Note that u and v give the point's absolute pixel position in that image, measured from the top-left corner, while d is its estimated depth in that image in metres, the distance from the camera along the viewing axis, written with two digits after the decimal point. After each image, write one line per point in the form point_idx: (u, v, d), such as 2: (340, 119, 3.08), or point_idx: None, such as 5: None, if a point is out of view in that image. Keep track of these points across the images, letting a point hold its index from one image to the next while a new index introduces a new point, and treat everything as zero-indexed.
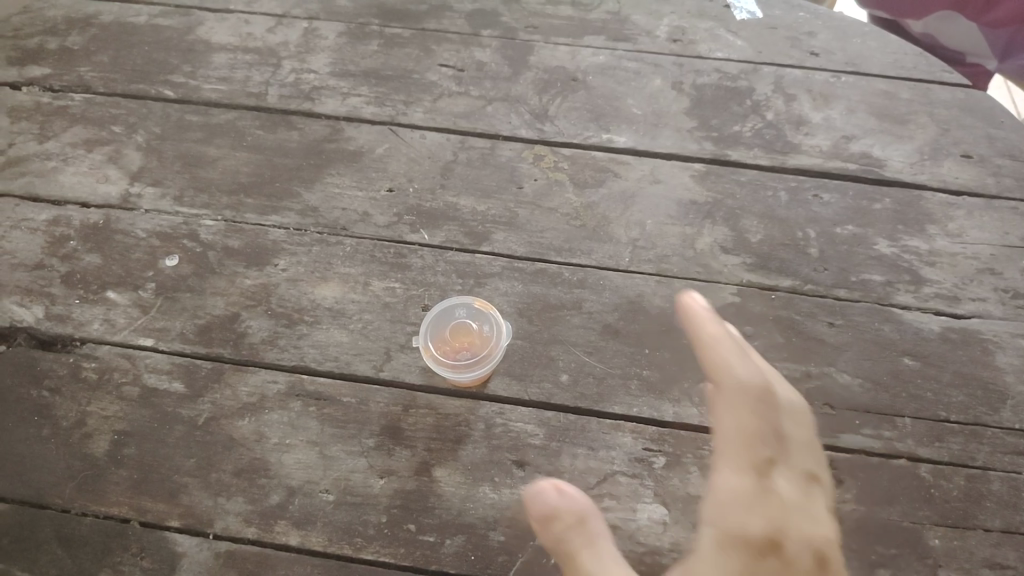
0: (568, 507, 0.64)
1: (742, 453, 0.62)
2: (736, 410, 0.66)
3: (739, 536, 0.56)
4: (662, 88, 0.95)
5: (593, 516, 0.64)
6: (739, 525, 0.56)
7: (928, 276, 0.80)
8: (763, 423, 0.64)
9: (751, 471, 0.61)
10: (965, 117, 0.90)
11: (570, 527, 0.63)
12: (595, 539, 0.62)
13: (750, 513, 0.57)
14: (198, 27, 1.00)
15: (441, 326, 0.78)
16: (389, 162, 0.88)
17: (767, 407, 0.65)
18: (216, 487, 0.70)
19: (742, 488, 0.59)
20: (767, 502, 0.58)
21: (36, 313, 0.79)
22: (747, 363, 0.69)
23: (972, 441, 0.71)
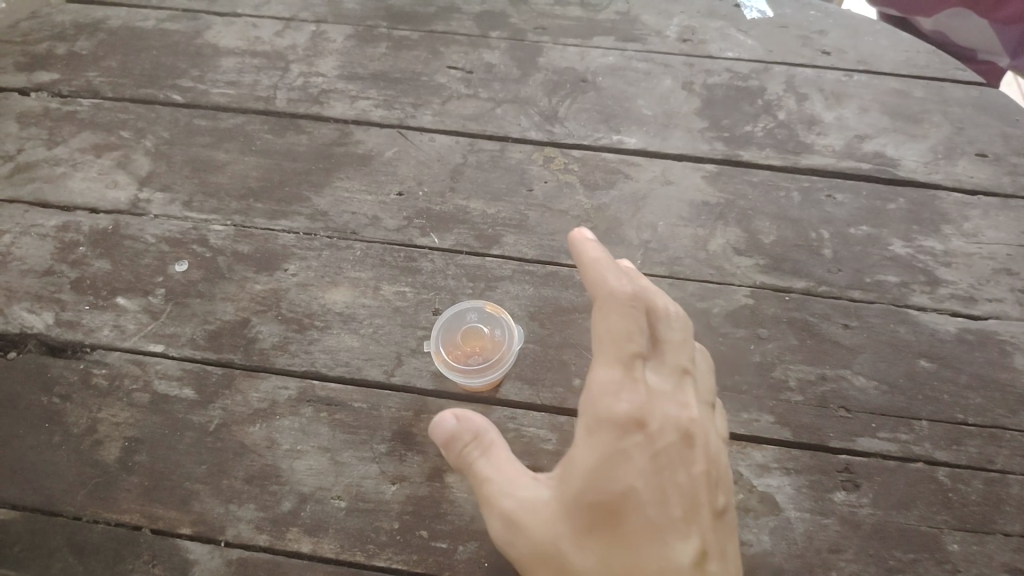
0: (465, 428, 0.59)
1: (613, 351, 0.54)
2: (617, 316, 0.55)
3: (609, 426, 0.53)
4: (673, 89, 0.94)
5: (491, 429, 0.60)
6: (606, 411, 0.53)
7: (945, 277, 0.79)
8: (639, 316, 0.55)
9: (622, 366, 0.54)
10: (979, 116, 0.90)
11: (470, 449, 0.58)
12: (493, 452, 0.58)
13: (621, 398, 0.53)
14: (206, 32, 1.00)
15: (452, 331, 0.77)
16: (399, 165, 0.88)
17: (632, 309, 0.55)
18: (227, 494, 0.69)
19: (611, 382, 0.54)
20: (638, 393, 0.54)
21: (46, 319, 0.78)
22: (620, 274, 0.56)
23: (991, 444, 0.70)
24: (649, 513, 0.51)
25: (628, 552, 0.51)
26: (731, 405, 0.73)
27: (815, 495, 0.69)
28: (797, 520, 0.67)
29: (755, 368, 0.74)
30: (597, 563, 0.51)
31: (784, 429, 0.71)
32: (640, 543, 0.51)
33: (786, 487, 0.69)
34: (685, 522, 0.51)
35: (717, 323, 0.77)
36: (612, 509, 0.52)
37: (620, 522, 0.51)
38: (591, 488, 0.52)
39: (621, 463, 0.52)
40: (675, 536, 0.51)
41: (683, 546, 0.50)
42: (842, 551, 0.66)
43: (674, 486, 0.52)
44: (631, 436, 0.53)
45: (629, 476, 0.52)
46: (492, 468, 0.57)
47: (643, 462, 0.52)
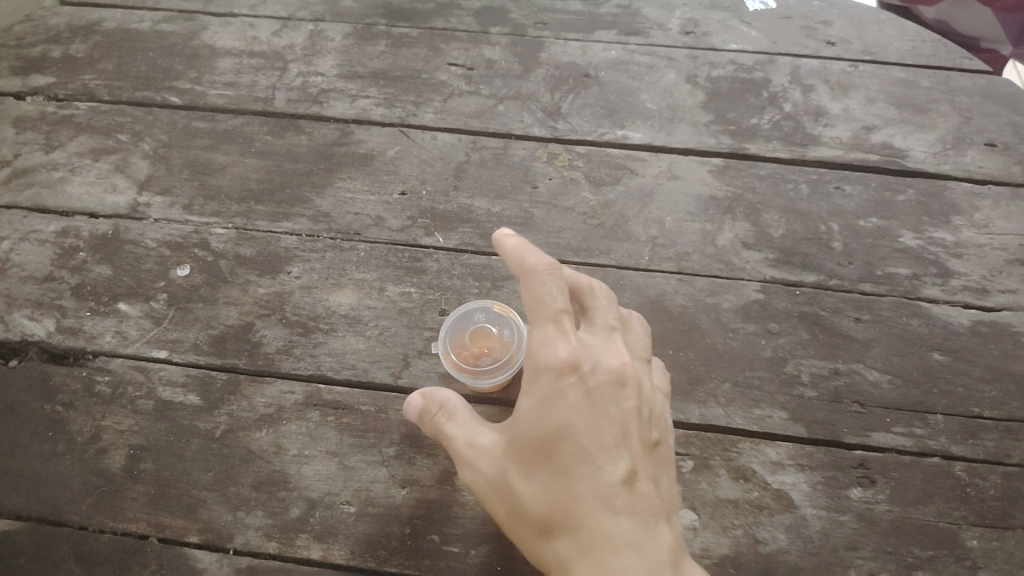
0: (431, 399, 0.63)
1: (541, 310, 0.57)
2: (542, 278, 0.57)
3: (545, 372, 0.56)
4: (677, 82, 0.93)
5: (454, 397, 0.63)
6: (542, 358, 0.56)
7: (957, 268, 0.78)
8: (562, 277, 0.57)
9: (552, 321, 0.57)
10: (988, 105, 0.89)
11: (435, 414, 0.63)
12: (455, 414, 0.62)
13: (554, 347, 0.56)
14: (203, 33, 0.99)
15: (461, 332, 0.75)
16: (401, 164, 0.87)
17: (555, 272, 0.57)
18: (235, 501, 0.68)
19: (543, 335, 0.57)
20: (569, 341, 0.56)
21: (46, 327, 0.77)
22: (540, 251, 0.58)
23: (1008, 437, 0.70)
24: (584, 443, 0.54)
25: (564, 478, 0.54)
26: (744, 402, 0.72)
27: (831, 492, 0.68)
28: (813, 518, 0.67)
29: (767, 364, 0.74)
30: (539, 490, 0.55)
31: (797, 425, 0.71)
32: (576, 470, 0.54)
33: (801, 484, 0.68)
34: (617, 449, 0.54)
35: (727, 319, 0.76)
36: (550, 443, 0.55)
37: (558, 453, 0.54)
38: (533, 425, 0.55)
39: (557, 401, 0.55)
40: (607, 462, 0.54)
41: (614, 470, 0.54)
42: (860, 549, 0.66)
43: (607, 419, 0.55)
44: (566, 377, 0.55)
45: (565, 412, 0.55)
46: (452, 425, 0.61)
47: (578, 399, 0.55)
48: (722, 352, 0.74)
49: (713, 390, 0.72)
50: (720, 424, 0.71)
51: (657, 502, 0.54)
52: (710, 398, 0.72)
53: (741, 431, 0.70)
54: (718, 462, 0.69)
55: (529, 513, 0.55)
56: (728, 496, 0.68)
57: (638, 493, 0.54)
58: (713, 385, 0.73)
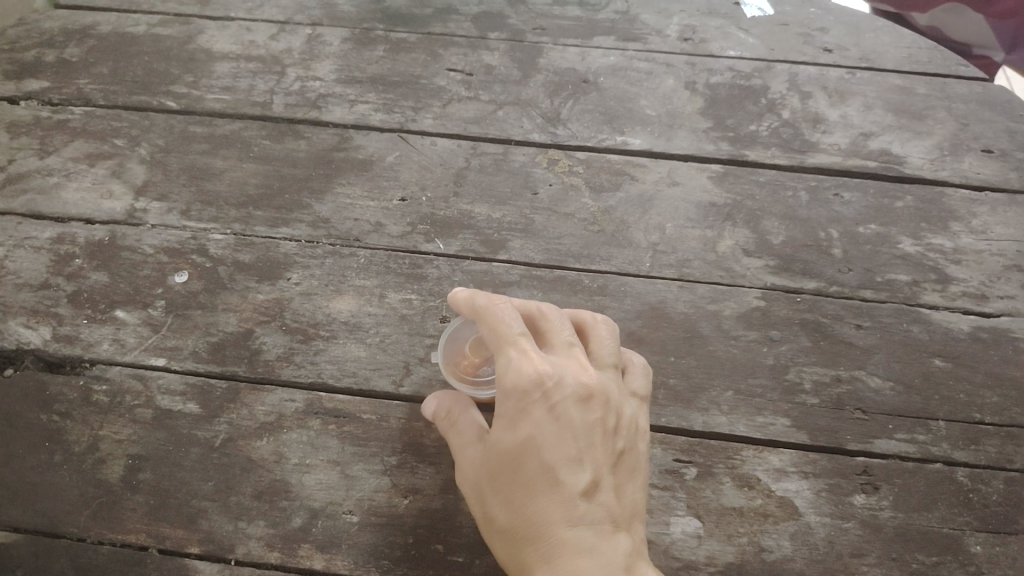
0: (438, 405, 0.65)
1: (495, 335, 0.58)
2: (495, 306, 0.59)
3: (505, 392, 0.56)
4: (676, 89, 0.93)
5: (457, 402, 0.64)
6: (502, 380, 0.57)
7: (956, 274, 0.79)
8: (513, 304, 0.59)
9: (508, 345, 0.57)
10: (984, 112, 0.89)
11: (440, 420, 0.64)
12: (456, 419, 0.63)
13: (510, 368, 0.56)
14: (199, 37, 0.98)
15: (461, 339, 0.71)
16: (400, 170, 0.86)
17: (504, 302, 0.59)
18: (236, 511, 0.68)
19: (500, 358, 0.57)
20: (526, 360, 0.57)
21: (42, 335, 0.76)
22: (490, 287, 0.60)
23: (1010, 443, 0.70)
24: (546, 457, 0.55)
25: (528, 491, 0.55)
26: (747, 409, 0.72)
27: (835, 499, 0.68)
28: (817, 525, 0.67)
29: (769, 371, 0.74)
30: (506, 502, 0.56)
31: (800, 432, 0.71)
32: (538, 484, 0.55)
33: (805, 491, 0.68)
34: (577, 462, 0.55)
35: (729, 326, 0.76)
36: (516, 459, 0.56)
37: (522, 467, 0.56)
38: (500, 441, 0.57)
39: (520, 418, 0.56)
40: (568, 475, 0.55)
41: (574, 483, 0.55)
42: (865, 556, 0.66)
43: (568, 433, 0.56)
44: (527, 396, 0.56)
45: (528, 428, 0.56)
46: (449, 431, 0.63)
47: (540, 416, 0.56)
48: (724, 358, 0.74)
49: (715, 397, 0.72)
50: (723, 431, 0.71)
51: (618, 512, 0.55)
52: (713, 405, 0.72)
53: (744, 439, 0.70)
54: (721, 470, 0.69)
55: (496, 522, 0.57)
56: (733, 504, 0.68)
57: (597, 504, 0.55)
58: (716, 392, 0.73)
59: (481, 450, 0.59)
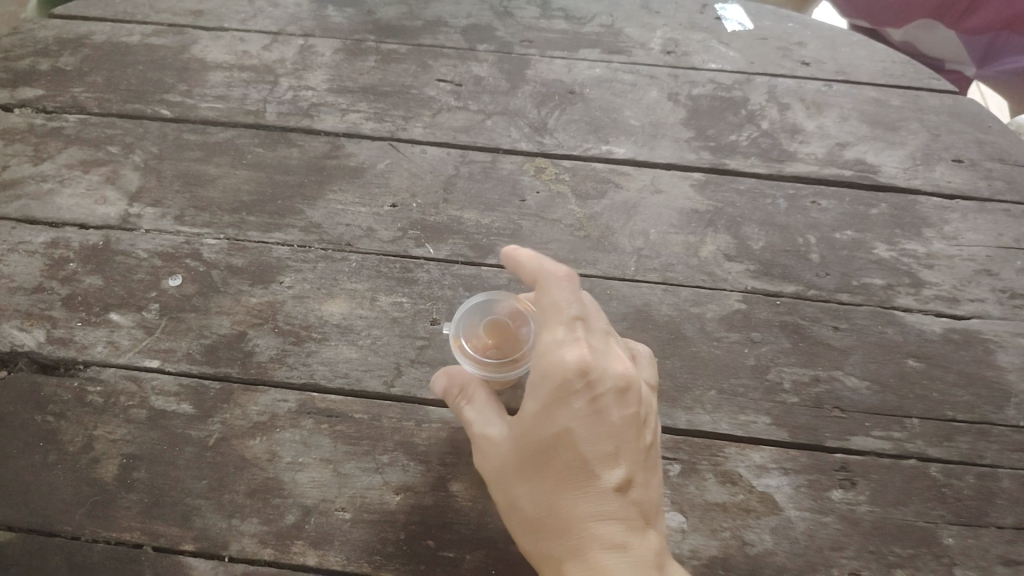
0: (451, 382, 0.67)
1: (557, 314, 0.61)
2: (560, 288, 0.62)
3: (553, 374, 0.58)
4: (659, 100, 0.96)
5: (472, 381, 0.67)
6: (553, 360, 0.58)
7: (928, 279, 0.82)
8: (577, 289, 0.62)
9: (566, 326, 0.60)
10: (955, 123, 0.93)
11: (456, 398, 0.66)
12: (474, 398, 0.65)
13: (564, 349, 0.58)
14: (193, 47, 1.00)
15: (473, 326, 0.73)
16: (391, 177, 0.88)
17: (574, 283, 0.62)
18: (229, 508, 0.69)
19: (554, 340, 0.59)
20: (578, 344, 0.59)
21: (37, 337, 0.77)
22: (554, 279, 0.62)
23: (982, 439, 0.73)
24: (583, 449, 0.57)
25: (562, 481, 0.57)
26: (729, 407, 0.74)
27: (814, 494, 0.70)
28: (798, 519, 0.69)
29: (751, 371, 0.76)
30: (537, 490, 0.58)
31: (781, 430, 0.73)
32: (573, 475, 0.56)
33: (785, 487, 0.70)
34: (614, 457, 0.57)
35: (711, 327, 0.78)
36: (552, 449, 0.57)
37: (558, 456, 0.57)
38: (536, 426, 0.58)
39: (561, 405, 0.57)
40: (603, 468, 0.56)
41: (610, 478, 0.56)
42: (843, 549, 0.68)
43: (606, 428, 0.57)
44: (572, 383, 0.57)
45: (567, 419, 0.57)
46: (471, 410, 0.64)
47: (582, 405, 0.57)
48: (707, 359, 0.77)
49: (698, 396, 0.75)
50: (706, 429, 0.73)
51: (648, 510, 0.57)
52: (696, 404, 0.74)
53: (727, 436, 0.73)
54: (705, 466, 0.71)
55: (525, 509, 0.58)
56: (716, 499, 0.70)
57: (629, 501, 0.56)
58: (699, 392, 0.75)
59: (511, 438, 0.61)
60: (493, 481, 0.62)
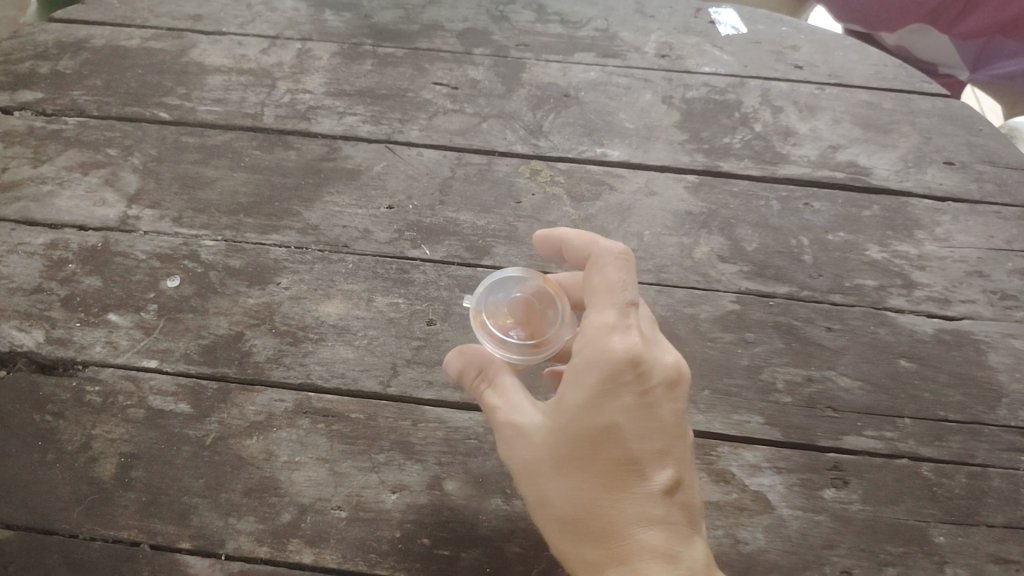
0: (470, 361, 0.63)
1: (608, 294, 0.57)
2: (612, 266, 0.58)
3: (603, 363, 0.55)
4: (653, 103, 0.97)
5: (492, 361, 0.63)
6: (605, 348, 0.55)
7: (920, 280, 0.83)
8: (631, 270, 0.59)
9: (619, 309, 0.56)
10: (946, 126, 0.94)
11: (475, 378, 0.63)
12: (497, 382, 0.62)
13: (615, 335, 0.55)
14: (191, 50, 1.01)
15: (496, 301, 0.69)
16: (387, 179, 0.89)
17: (627, 262, 0.59)
18: (226, 507, 0.69)
19: (604, 324, 0.56)
20: (630, 332, 0.56)
21: (36, 337, 0.78)
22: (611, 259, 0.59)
23: (972, 439, 0.73)
24: (631, 447, 0.54)
25: (607, 481, 0.54)
26: (722, 407, 0.75)
27: (806, 493, 0.71)
28: (790, 518, 0.69)
29: (744, 371, 0.77)
30: (576, 487, 0.55)
31: (774, 429, 0.74)
32: (619, 475, 0.54)
33: (778, 485, 0.71)
34: (664, 457, 0.55)
35: (704, 328, 0.79)
36: (597, 445, 0.55)
37: (604, 453, 0.55)
38: (579, 419, 0.55)
39: (610, 398, 0.55)
40: (651, 469, 0.54)
41: (659, 479, 0.54)
42: (835, 547, 0.68)
43: (655, 426, 0.55)
44: (622, 375, 0.55)
45: (615, 414, 0.54)
46: (496, 394, 0.61)
47: (632, 400, 0.55)
48: (700, 359, 0.77)
49: (692, 396, 0.75)
50: (699, 428, 0.73)
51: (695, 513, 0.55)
52: (690, 404, 0.75)
53: (720, 436, 0.73)
54: (698, 465, 0.72)
55: (561, 506, 0.56)
56: (709, 498, 0.70)
57: (677, 504, 0.54)
58: (692, 392, 0.76)
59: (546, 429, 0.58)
60: (523, 475, 0.59)
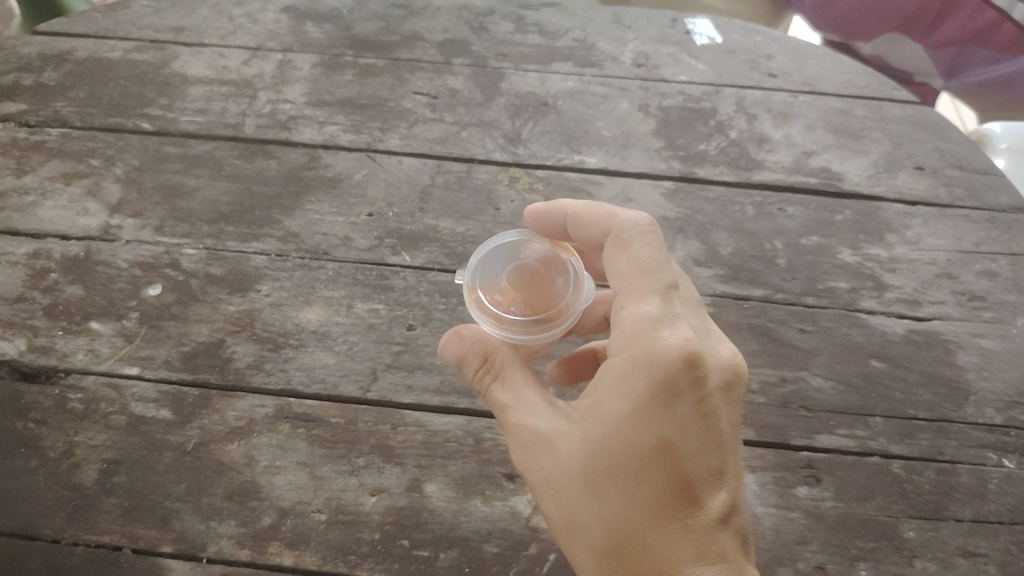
0: (471, 348, 0.62)
1: (649, 277, 0.58)
2: (640, 244, 0.60)
3: (659, 365, 0.54)
4: (630, 111, 0.99)
5: (497, 348, 0.62)
6: (660, 350, 0.55)
7: (890, 282, 0.84)
8: (667, 255, 0.60)
9: (666, 304, 0.57)
10: (916, 132, 0.96)
11: (478, 368, 0.62)
12: (507, 378, 0.61)
13: (666, 329, 0.56)
14: (174, 62, 1.02)
15: (496, 277, 0.65)
16: (368, 188, 0.90)
17: (655, 237, 0.60)
18: (207, 511, 0.70)
19: (652, 316, 0.56)
20: (680, 325, 0.56)
21: (18, 346, 0.79)
22: (647, 245, 0.60)
23: (941, 436, 0.75)
24: (686, 468, 0.54)
25: (660, 506, 0.54)
26: None
27: (780, 491, 0.72)
28: (764, 515, 0.71)
29: None
30: (623, 511, 0.54)
31: (748, 429, 0.75)
32: (673, 494, 0.54)
33: (751, 484, 0.72)
34: (718, 477, 0.55)
35: None
36: (651, 465, 0.54)
37: (658, 473, 0.54)
38: (631, 435, 0.54)
39: (666, 411, 0.54)
40: (707, 488, 0.54)
41: (714, 499, 0.54)
42: (807, 543, 0.70)
43: (710, 443, 0.55)
44: (679, 383, 0.54)
45: (671, 429, 0.54)
46: (503, 391, 0.60)
47: (688, 411, 0.54)
48: None
49: None
50: None
51: (745, 533, 0.55)
52: None
53: None
54: None
55: (601, 530, 0.54)
56: None
57: (731, 525, 0.55)
58: None
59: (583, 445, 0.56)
60: (551, 493, 0.57)
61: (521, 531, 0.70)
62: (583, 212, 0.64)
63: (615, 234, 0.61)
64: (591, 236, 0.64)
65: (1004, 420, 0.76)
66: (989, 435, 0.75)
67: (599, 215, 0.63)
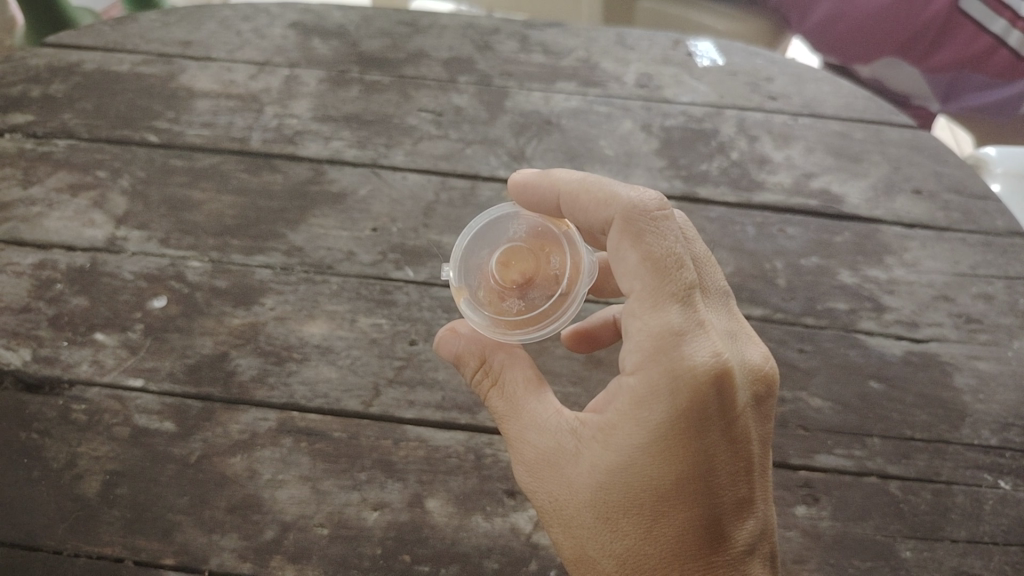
0: (467, 349, 0.64)
1: (667, 279, 0.56)
2: (654, 236, 0.57)
3: (685, 391, 0.54)
4: (633, 131, 0.99)
5: (493, 351, 0.64)
6: (686, 370, 0.54)
7: (889, 303, 0.86)
8: (684, 247, 0.58)
9: (687, 312, 0.55)
10: (914, 155, 0.97)
11: (476, 370, 0.64)
12: (503, 385, 0.63)
13: (689, 344, 0.55)
14: (180, 75, 1.02)
15: (481, 262, 0.68)
16: (372, 203, 0.91)
17: (666, 226, 0.58)
18: (210, 524, 0.71)
19: (673, 329, 0.55)
20: (703, 338, 0.55)
21: (23, 356, 0.79)
22: (661, 238, 0.57)
23: (937, 457, 0.76)
24: (711, 500, 0.55)
25: (683, 539, 0.55)
26: None
27: (778, 510, 0.73)
28: None
29: None
30: (641, 542, 0.56)
31: None
32: (697, 524, 0.55)
33: None
34: (744, 506, 0.56)
35: None
36: (671, 496, 0.55)
37: (680, 505, 0.55)
38: (652, 464, 0.55)
39: (691, 440, 0.55)
40: (733, 519, 0.56)
41: (739, 527, 0.56)
42: (804, 562, 0.71)
43: (736, 472, 0.56)
44: (705, 412, 0.54)
45: (696, 456, 0.55)
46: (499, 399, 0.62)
47: (714, 439, 0.55)
48: None
49: None
50: None
51: (770, 557, 0.57)
52: None
53: None
54: None
55: (620, 559, 0.56)
56: None
57: (758, 553, 0.57)
58: None
59: (593, 472, 0.57)
60: (564, 517, 0.58)
61: (521, 547, 0.70)
62: (579, 194, 0.62)
63: (620, 220, 0.58)
64: (589, 218, 0.62)
65: (999, 442, 0.77)
66: (984, 456, 0.76)
67: (599, 198, 0.61)
